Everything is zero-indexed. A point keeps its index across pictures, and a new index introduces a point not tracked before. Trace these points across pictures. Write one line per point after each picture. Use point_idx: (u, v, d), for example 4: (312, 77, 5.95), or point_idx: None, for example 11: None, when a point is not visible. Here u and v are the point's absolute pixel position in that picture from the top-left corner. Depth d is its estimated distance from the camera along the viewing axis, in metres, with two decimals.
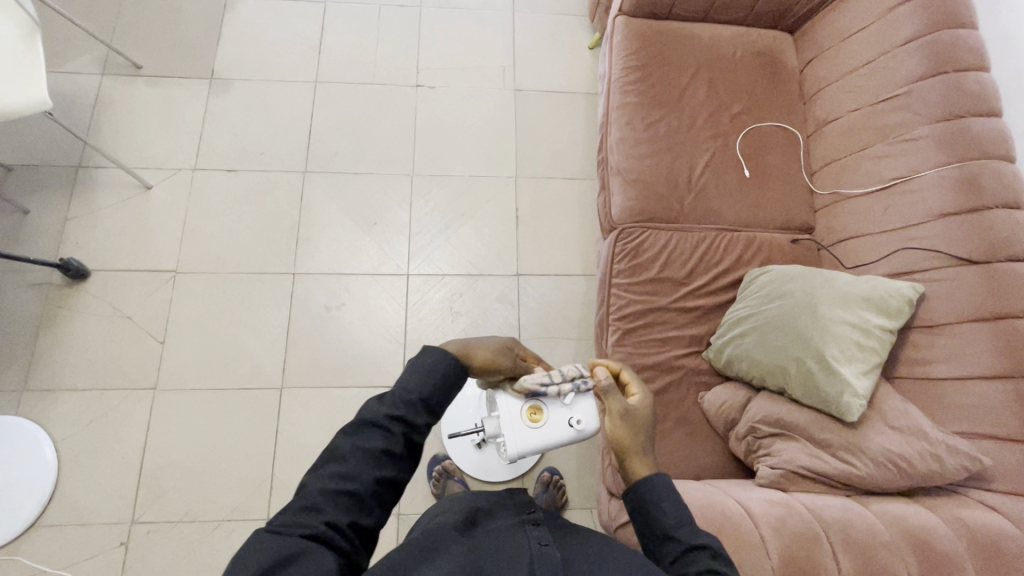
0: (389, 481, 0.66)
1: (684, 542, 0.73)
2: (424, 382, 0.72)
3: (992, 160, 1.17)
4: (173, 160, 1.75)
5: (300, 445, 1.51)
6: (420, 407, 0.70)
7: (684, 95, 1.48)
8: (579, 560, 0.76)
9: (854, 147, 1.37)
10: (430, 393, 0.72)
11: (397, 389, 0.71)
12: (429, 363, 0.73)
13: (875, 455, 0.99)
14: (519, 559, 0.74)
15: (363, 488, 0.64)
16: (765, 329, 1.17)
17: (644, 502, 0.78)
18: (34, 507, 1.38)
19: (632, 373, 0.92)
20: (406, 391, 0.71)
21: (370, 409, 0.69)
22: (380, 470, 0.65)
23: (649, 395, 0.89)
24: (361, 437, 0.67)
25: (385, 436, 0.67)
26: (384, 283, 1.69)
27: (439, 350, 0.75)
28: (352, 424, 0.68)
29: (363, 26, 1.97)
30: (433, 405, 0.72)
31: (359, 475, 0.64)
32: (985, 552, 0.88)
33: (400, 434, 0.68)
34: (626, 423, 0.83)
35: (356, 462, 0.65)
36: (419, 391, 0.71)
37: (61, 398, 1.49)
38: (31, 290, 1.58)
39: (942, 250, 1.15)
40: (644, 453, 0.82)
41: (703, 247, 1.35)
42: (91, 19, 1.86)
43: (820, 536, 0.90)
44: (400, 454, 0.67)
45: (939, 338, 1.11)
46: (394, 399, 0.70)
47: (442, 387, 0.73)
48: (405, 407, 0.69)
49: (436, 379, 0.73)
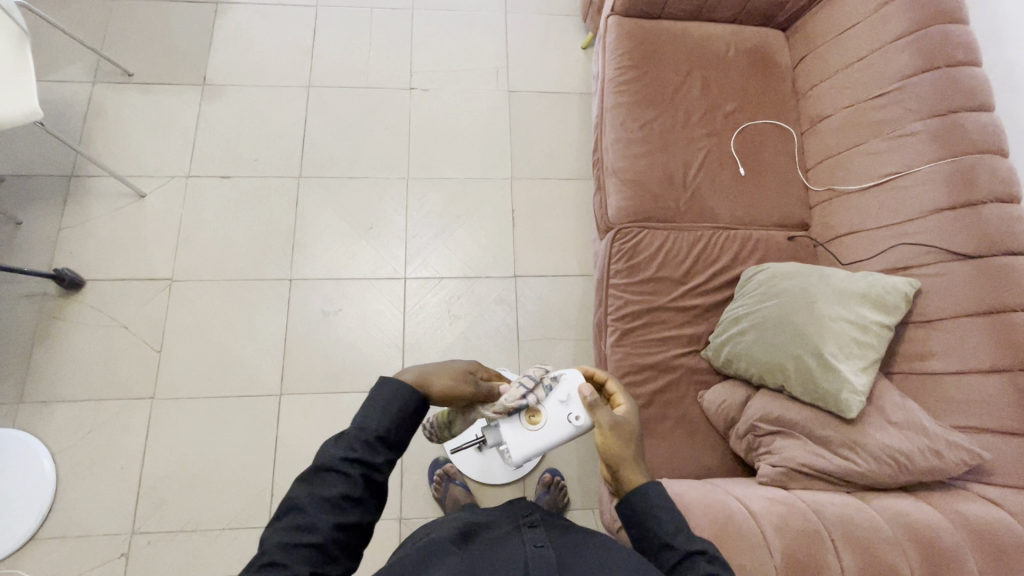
0: (352, 525, 0.67)
1: (680, 548, 0.74)
2: (380, 420, 0.74)
3: (986, 154, 1.18)
4: (167, 168, 1.74)
5: (300, 452, 1.51)
6: (377, 446, 0.72)
7: (677, 95, 1.48)
8: (576, 561, 0.77)
9: (848, 143, 1.37)
10: (386, 430, 0.73)
11: (352, 431, 0.72)
12: (384, 400, 0.75)
13: (875, 451, 1.00)
14: (513, 561, 0.75)
15: (324, 536, 0.64)
16: (763, 327, 1.17)
17: (639, 511, 0.79)
18: (32, 520, 1.37)
19: (617, 384, 0.93)
20: (363, 430, 0.72)
21: (326, 454, 0.70)
22: (342, 515, 0.66)
23: (635, 406, 0.90)
24: (318, 484, 0.67)
25: (344, 480, 0.68)
26: (381, 287, 1.69)
27: (393, 384, 0.78)
28: (308, 472, 0.68)
29: (355, 30, 1.97)
30: (391, 442, 0.74)
31: (319, 524, 0.65)
32: (986, 546, 0.89)
33: (360, 475, 0.69)
34: (618, 435, 0.83)
35: (315, 511, 0.65)
36: (375, 429, 0.73)
37: (58, 410, 1.48)
38: (26, 302, 1.57)
39: (937, 246, 1.15)
40: (638, 463, 0.83)
41: (699, 246, 1.36)
42: (80, 28, 1.85)
43: (822, 534, 0.91)
44: (360, 496, 0.68)
45: (936, 333, 1.11)
46: (350, 440, 0.71)
47: (399, 422, 0.75)
48: (363, 448, 0.70)
49: (392, 415, 0.75)
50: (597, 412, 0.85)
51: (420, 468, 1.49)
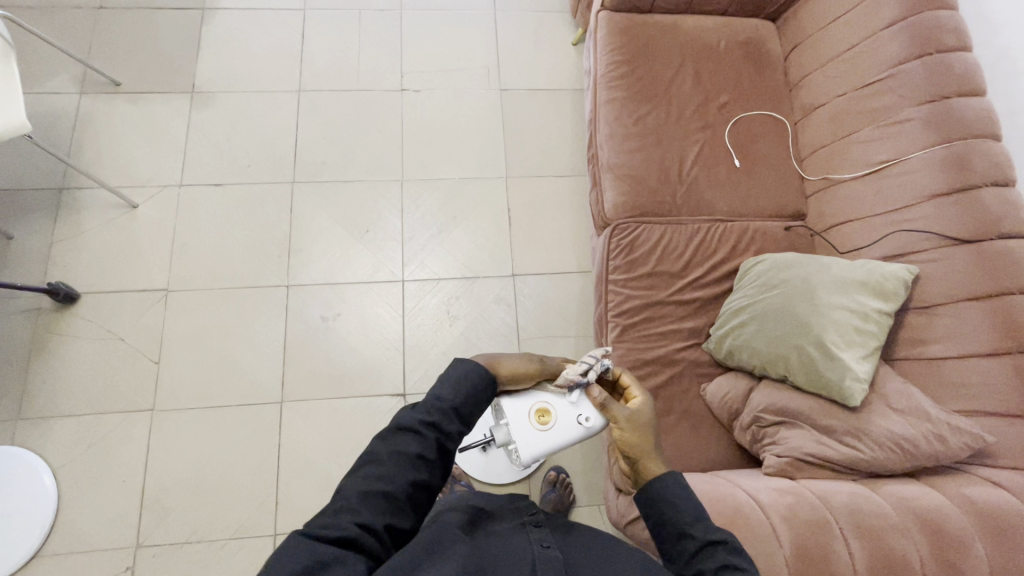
0: (423, 485, 0.69)
1: (700, 538, 0.73)
2: (455, 391, 0.77)
3: (980, 139, 1.18)
4: (158, 177, 1.73)
5: (304, 458, 1.50)
6: (452, 414, 0.75)
7: (671, 88, 1.48)
8: (581, 562, 0.77)
9: (842, 132, 1.37)
10: (461, 402, 0.76)
11: (429, 399, 0.76)
12: (460, 374, 0.78)
13: (879, 438, 1.00)
14: (521, 561, 0.74)
15: (398, 490, 0.67)
16: (764, 318, 1.17)
17: (659, 501, 0.78)
18: (35, 536, 1.36)
19: (631, 375, 0.93)
20: (440, 399, 0.76)
21: (406, 416, 0.74)
22: (416, 473, 0.69)
23: (650, 399, 0.89)
24: (396, 441, 0.71)
25: (419, 440, 0.72)
26: (379, 291, 1.68)
27: (470, 362, 0.81)
28: (388, 430, 0.73)
29: (344, 33, 1.95)
30: (466, 414, 0.76)
31: (394, 477, 0.68)
32: (992, 529, 0.89)
33: (434, 439, 0.72)
34: (633, 428, 0.83)
35: (391, 463, 0.69)
36: (451, 400, 0.76)
37: (57, 425, 1.47)
38: (21, 317, 1.55)
39: (933, 232, 1.16)
40: (656, 453, 0.82)
41: (697, 239, 1.36)
42: (65, 38, 1.83)
43: (830, 523, 0.91)
44: (434, 458, 0.71)
45: (936, 318, 1.12)
46: (428, 406, 0.75)
47: (472, 397, 0.78)
48: (439, 414, 0.74)
49: (467, 389, 0.78)
50: (610, 408, 0.86)
51: None
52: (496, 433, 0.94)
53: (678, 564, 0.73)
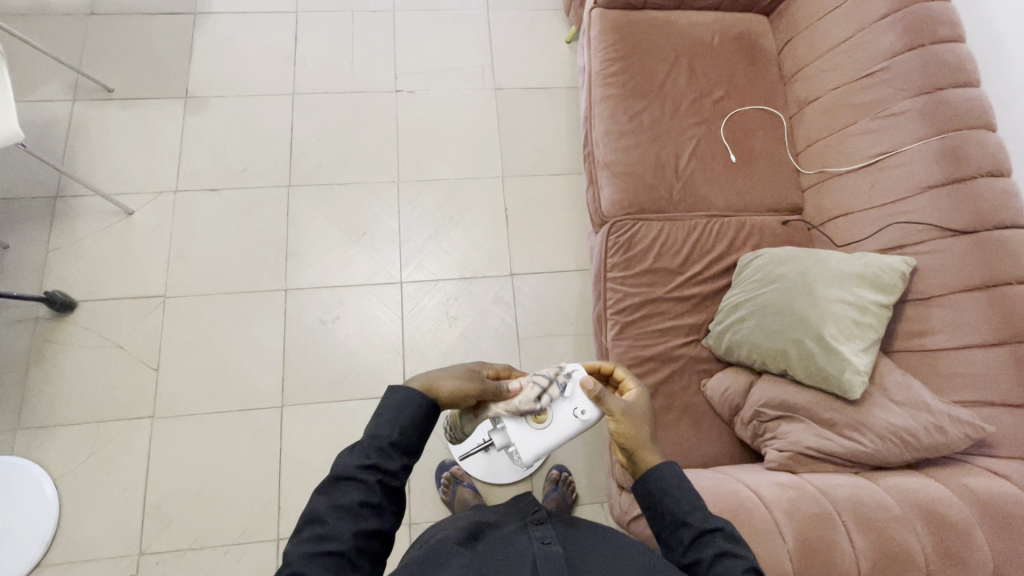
0: (372, 532, 0.69)
1: (697, 527, 0.73)
2: (392, 426, 0.75)
3: (974, 129, 1.19)
4: (154, 183, 1.72)
5: (305, 462, 1.50)
6: (391, 451, 0.74)
7: (665, 85, 1.48)
8: (584, 559, 0.77)
9: (837, 125, 1.37)
10: (400, 436, 0.75)
11: (366, 440, 0.74)
12: (397, 407, 0.76)
13: (880, 431, 1.00)
14: (522, 561, 0.76)
15: (346, 545, 0.66)
16: (762, 313, 1.17)
17: (656, 491, 0.77)
18: (37, 547, 1.35)
19: (625, 369, 0.92)
20: (376, 438, 0.74)
21: (341, 464, 0.72)
22: (363, 522, 0.68)
23: (645, 389, 0.90)
24: (336, 493, 0.70)
25: (361, 487, 0.70)
26: (378, 293, 1.68)
27: (405, 390, 0.78)
28: (325, 483, 0.71)
29: (338, 34, 1.95)
30: (406, 447, 0.75)
31: (339, 531, 0.66)
32: (994, 519, 0.90)
33: (376, 481, 0.71)
34: (630, 419, 0.83)
35: (334, 519, 0.67)
36: (389, 437, 0.74)
37: (57, 434, 1.46)
38: (18, 326, 1.55)
39: (930, 223, 1.16)
40: (653, 444, 0.82)
41: (694, 235, 1.36)
42: (57, 45, 1.82)
43: (831, 516, 0.91)
44: (378, 502, 0.70)
45: (934, 309, 1.12)
46: (365, 448, 0.73)
47: (412, 428, 0.76)
48: (377, 456, 0.72)
49: (404, 421, 0.76)
50: (606, 400, 0.85)
51: (426, 471, 1.49)
52: (496, 438, 0.96)
53: (677, 552, 0.75)
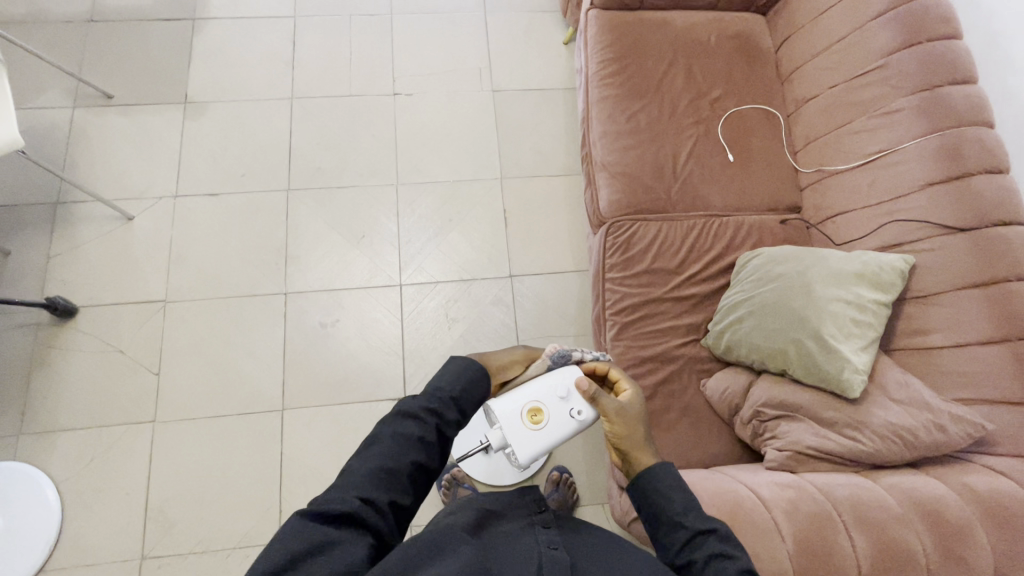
0: (422, 467, 0.70)
1: (691, 528, 0.73)
2: (455, 382, 0.78)
3: (973, 126, 1.18)
4: (154, 189, 1.73)
5: (307, 464, 1.50)
6: (451, 403, 0.76)
7: (662, 85, 1.48)
8: (587, 562, 0.77)
9: (835, 124, 1.37)
10: (459, 392, 0.77)
11: (429, 388, 0.77)
12: (459, 366, 0.80)
13: (879, 430, 1.00)
14: (528, 561, 0.75)
15: (401, 468, 0.68)
16: (761, 312, 1.17)
17: (651, 492, 0.77)
18: (41, 550, 1.36)
19: (620, 370, 0.93)
20: (440, 388, 0.77)
21: (407, 401, 0.75)
22: (417, 454, 0.70)
23: (639, 389, 0.90)
24: (398, 424, 0.72)
25: (420, 425, 0.73)
26: (378, 296, 1.68)
27: (468, 356, 0.82)
28: (390, 415, 0.74)
29: (336, 39, 1.95)
30: (464, 405, 0.78)
31: (397, 456, 0.69)
32: (994, 518, 0.89)
33: (434, 423, 0.73)
34: (625, 420, 0.83)
35: (393, 444, 0.70)
36: (451, 389, 0.77)
37: (59, 439, 1.47)
38: (19, 332, 1.55)
39: (929, 221, 1.16)
40: (648, 445, 0.83)
41: (692, 234, 1.36)
42: (56, 52, 1.83)
43: (832, 515, 0.91)
44: (433, 442, 0.72)
45: (933, 307, 1.11)
46: (429, 393, 0.76)
47: (471, 387, 0.79)
48: (438, 402, 0.75)
49: (466, 379, 0.79)
50: (601, 400, 0.85)
51: None
52: (491, 438, 0.95)
53: (670, 554, 0.74)
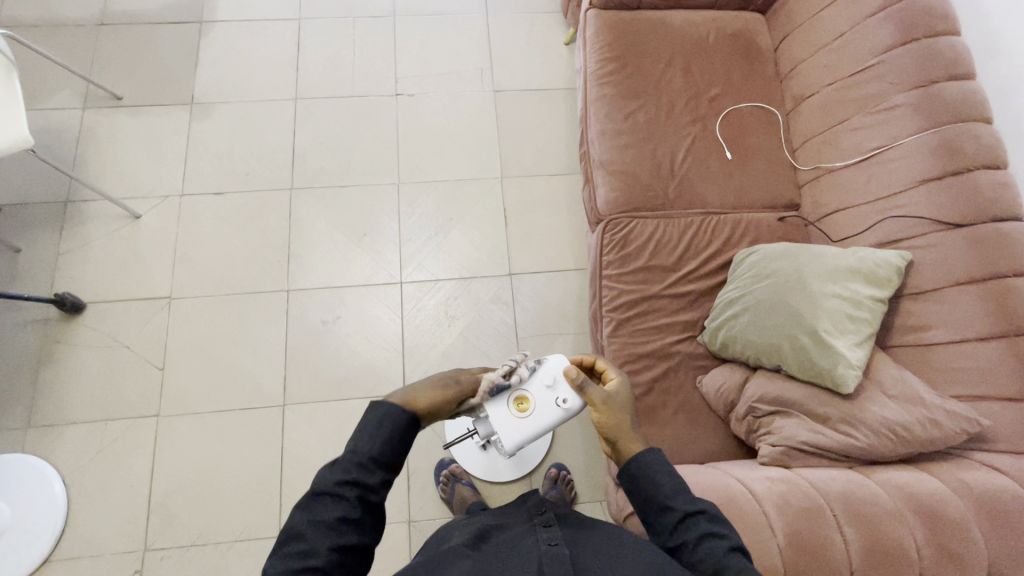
0: (352, 547, 0.67)
1: (680, 511, 0.76)
2: (371, 439, 0.73)
3: (971, 122, 1.18)
4: (160, 188, 1.76)
5: (307, 460, 1.52)
6: (372, 466, 0.72)
7: (661, 83, 1.49)
8: (589, 556, 0.78)
9: (833, 121, 1.37)
10: (379, 451, 0.72)
11: (346, 454, 0.72)
12: (375, 420, 0.74)
13: (873, 425, 0.99)
14: (528, 563, 0.76)
15: (324, 560, 0.65)
16: (757, 308, 1.17)
17: (640, 478, 0.79)
18: (46, 542, 1.39)
19: (606, 360, 0.94)
20: (355, 453, 0.72)
21: (322, 478, 0.70)
22: (341, 538, 0.67)
23: (627, 379, 0.91)
24: (316, 510, 0.68)
25: (339, 504, 0.68)
26: (378, 293, 1.70)
27: (385, 403, 0.75)
28: (305, 499, 0.69)
29: (340, 40, 1.98)
30: (387, 461, 0.73)
31: (319, 549, 0.65)
32: (988, 514, 0.89)
33: (355, 498, 0.69)
34: (611, 409, 0.85)
35: (313, 537, 0.66)
36: (369, 451, 0.72)
37: (65, 432, 1.50)
38: (29, 327, 1.59)
39: (926, 217, 1.15)
40: (635, 432, 0.84)
41: (690, 232, 1.36)
42: (68, 54, 1.87)
43: (824, 510, 0.90)
44: (358, 518, 0.68)
45: (930, 303, 1.11)
46: (346, 462, 0.71)
47: (392, 441, 0.73)
48: (357, 471, 0.70)
49: (384, 433, 0.73)
50: (588, 390, 0.87)
51: (425, 469, 1.50)
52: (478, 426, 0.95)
53: (662, 537, 0.78)
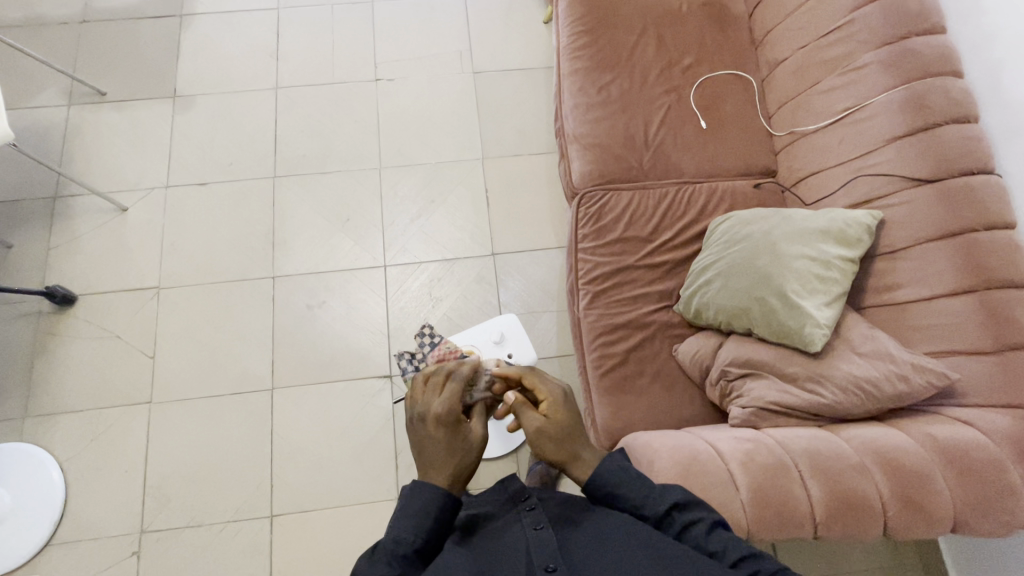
0: None
1: (654, 517, 0.79)
2: (414, 529, 0.76)
3: (940, 76, 1.16)
4: (146, 180, 1.79)
5: (297, 441, 1.55)
6: (412, 558, 0.74)
7: (633, 55, 1.48)
8: (574, 537, 0.79)
9: (806, 84, 1.36)
10: (421, 541, 0.75)
11: (388, 543, 0.74)
12: (421, 508, 0.77)
13: (840, 382, 1.00)
14: (518, 555, 0.76)
15: None
16: (727, 273, 1.16)
17: (605, 492, 0.84)
18: (46, 526, 1.43)
19: (535, 378, 0.96)
20: (399, 543, 0.74)
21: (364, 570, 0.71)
22: None
23: (558, 394, 0.93)
24: None
25: None
26: (363, 278, 1.72)
27: (430, 489, 0.79)
28: None
29: (318, 29, 1.99)
30: (425, 553, 0.76)
31: None
32: (953, 465, 0.89)
33: None
34: (545, 442, 0.88)
35: None
36: (413, 542, 0.75)
37: (61, 420, 1.54)
38: (22, 320, 1.62)
39: (897, 174, 1.14)
40: (579, 457, 0.88)
41: (665, 201, 1.36)
42: (51, 52, 1.90)
43: (788, 465, 0.91)
44: None
45: (901, 262, 1.10)
46: (389, 553, 0.73)
47: (432, 530, 0.77)
48: (402, 564, 0.72)
49: (427, 521, 0.77)
50: (522, 424, 0.90)
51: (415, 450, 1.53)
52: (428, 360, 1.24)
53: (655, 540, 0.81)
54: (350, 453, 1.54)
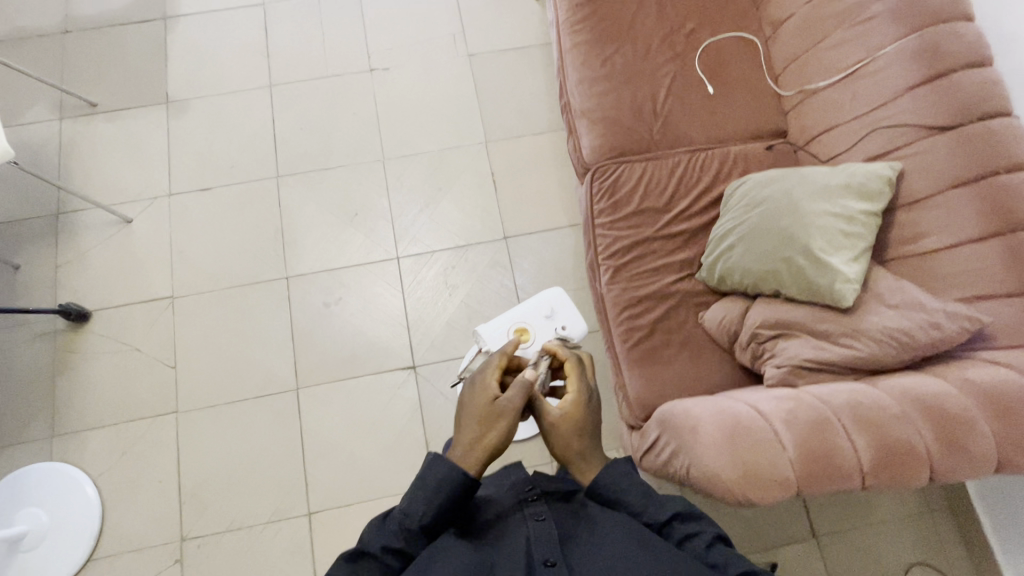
0: None
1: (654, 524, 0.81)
2: (423, 507, 0.78)
3: (951, 21, 1.15)
4: (148, 190, 1.76)
5: (326, 439, 1.55)
6: (419, 531, 0.78)
7: (634, 24, 1.46)
8: (579, 531, 0.80)
9: (813, 40, 1.34)
10: (429, 519, 0.78)
11: (398, 515, 0.78)
12: (433, 486, 0.78)
13: (874, 334, 1.01)
14: (521, 542, 0.77)
15: None
16: (750, 236, 1.16)
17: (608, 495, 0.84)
18: (86, 542, 1.44)
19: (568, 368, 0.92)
20: (407, 516, 0.78)
21: (371, 536, 0.77)
22: None
23: (582, 392, 0.89)
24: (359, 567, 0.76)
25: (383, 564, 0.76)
26: (377, 271, 1.71)
27: (442, 471, 0.78)
28: (352, 552, 0.76)
29: (307, 22, 1.95)
30: (434, 528, 0.79)
31: None
32: (993, 406, 0.90)
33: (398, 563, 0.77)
34: (555, 437, 0.88)
35: None
36: (419, 519, 0.77)
37: (89, 437, 1.53)
38: (39, 341, 1.61)
39: (913, 125, 1.14)
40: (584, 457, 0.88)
41: (680, 169, 1.35)
42: (38, 66, 1.85)
43: (831, 419, 0.92)
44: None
45: (924, 211, 1.10)
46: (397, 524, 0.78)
47: (442, 510, 0.78)
48: (405, 537, 0.77)
49: (437, 502, 0.78)
50: (538, 414, 0.89)
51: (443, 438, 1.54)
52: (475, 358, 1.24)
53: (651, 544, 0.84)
54: (379, 446, 1.55)
